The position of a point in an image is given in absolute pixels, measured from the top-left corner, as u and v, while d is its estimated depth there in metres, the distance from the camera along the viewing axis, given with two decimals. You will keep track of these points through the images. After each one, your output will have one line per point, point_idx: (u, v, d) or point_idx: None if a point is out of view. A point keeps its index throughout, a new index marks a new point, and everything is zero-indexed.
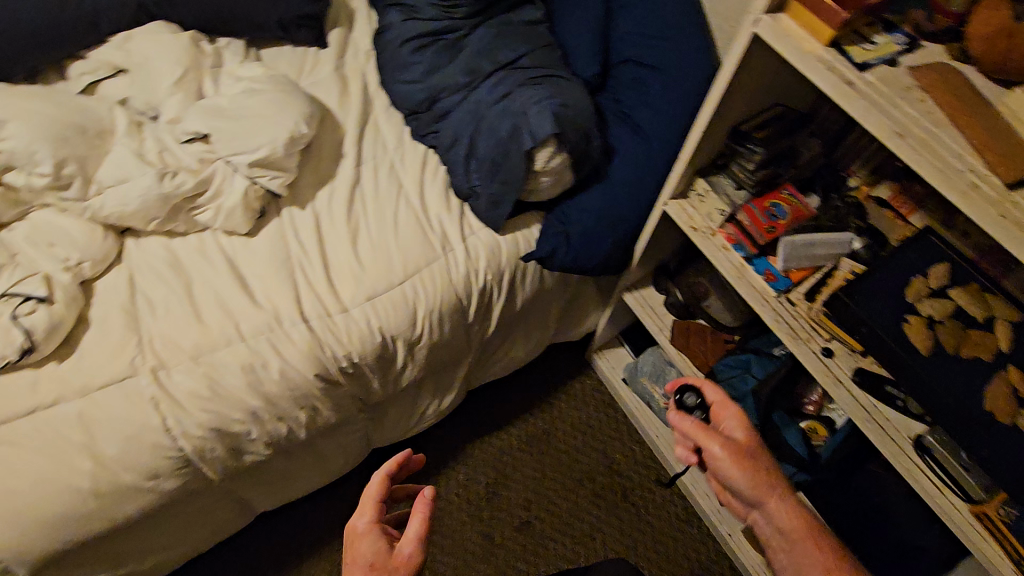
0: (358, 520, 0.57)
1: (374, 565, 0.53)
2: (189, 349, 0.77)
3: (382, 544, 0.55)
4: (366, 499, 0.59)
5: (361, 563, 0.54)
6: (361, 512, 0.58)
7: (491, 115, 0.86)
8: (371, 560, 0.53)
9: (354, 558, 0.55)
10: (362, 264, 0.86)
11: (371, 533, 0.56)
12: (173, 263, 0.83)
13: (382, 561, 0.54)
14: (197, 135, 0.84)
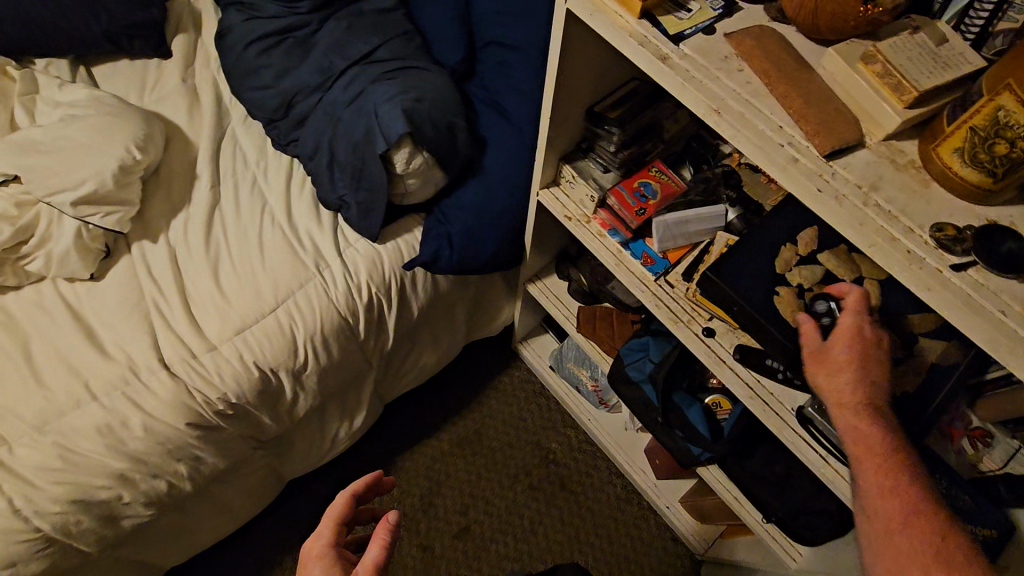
0: (315, 541, 0.56)
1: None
2: (32, 416, 0.69)
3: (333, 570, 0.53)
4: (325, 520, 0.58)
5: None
6: (320, 532, 0.57)
7: (346, 118, 0.80)
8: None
9: None
10: (227, 296, 0.79)
11: (322, 557, 0.54)
12: (7, 322, 0.74)
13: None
14: (9, 177, 0.75)
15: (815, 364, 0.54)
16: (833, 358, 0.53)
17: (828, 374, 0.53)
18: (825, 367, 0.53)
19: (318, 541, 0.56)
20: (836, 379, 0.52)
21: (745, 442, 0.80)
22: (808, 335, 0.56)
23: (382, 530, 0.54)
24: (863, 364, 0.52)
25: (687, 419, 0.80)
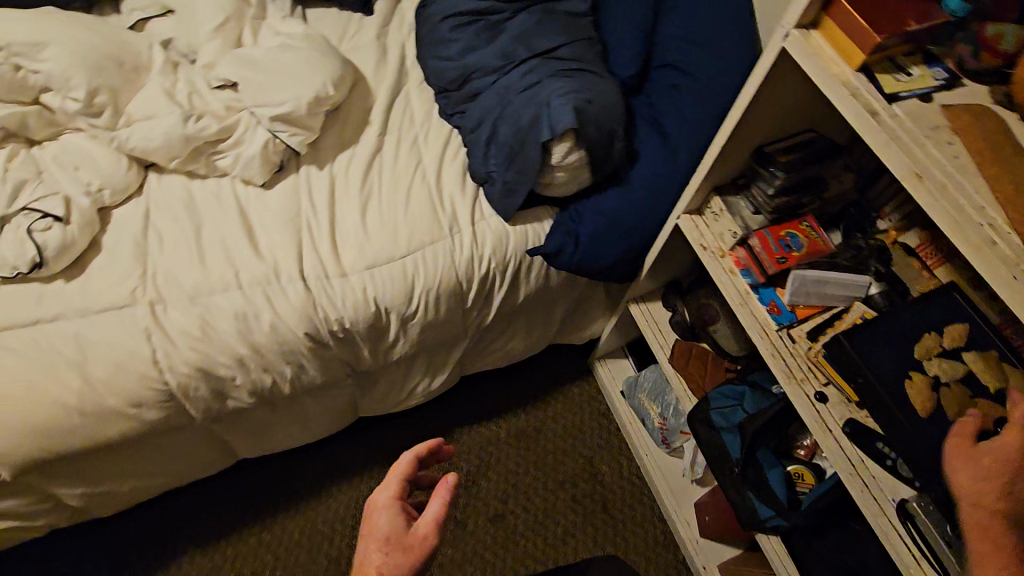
0: (381, 494, 0.59)
1: (388, 537, 0.54)
2: (188, 287, 0.79)
3: (400, 520, 0.56)
4: (391, 475, 0.60)
5: (377, 534, 0.55)
6: (387, 485, 0.59)
7: (517, 102, 0.84)
8: (385, 535, 0.54)
9: (370, 529, 0.56)
10: (368, 233, 0.86)
11: (390, 509, 0.57)
12: (189, 203, 0.86)
13: (396, 535, 0.55)
14: (227, 83, 0.86)
15: (961, 458, 0.51)
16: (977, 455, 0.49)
17: (970, 472, 0.49)
18: (966, 464, 0.50)
19: (383, 494, 0.59)
20: (980, 480, 0.48)
21: (817, 521, 0.77)
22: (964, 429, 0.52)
23: (442, 487, 0.57)
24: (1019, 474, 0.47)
25: (765, 479, 0.78)
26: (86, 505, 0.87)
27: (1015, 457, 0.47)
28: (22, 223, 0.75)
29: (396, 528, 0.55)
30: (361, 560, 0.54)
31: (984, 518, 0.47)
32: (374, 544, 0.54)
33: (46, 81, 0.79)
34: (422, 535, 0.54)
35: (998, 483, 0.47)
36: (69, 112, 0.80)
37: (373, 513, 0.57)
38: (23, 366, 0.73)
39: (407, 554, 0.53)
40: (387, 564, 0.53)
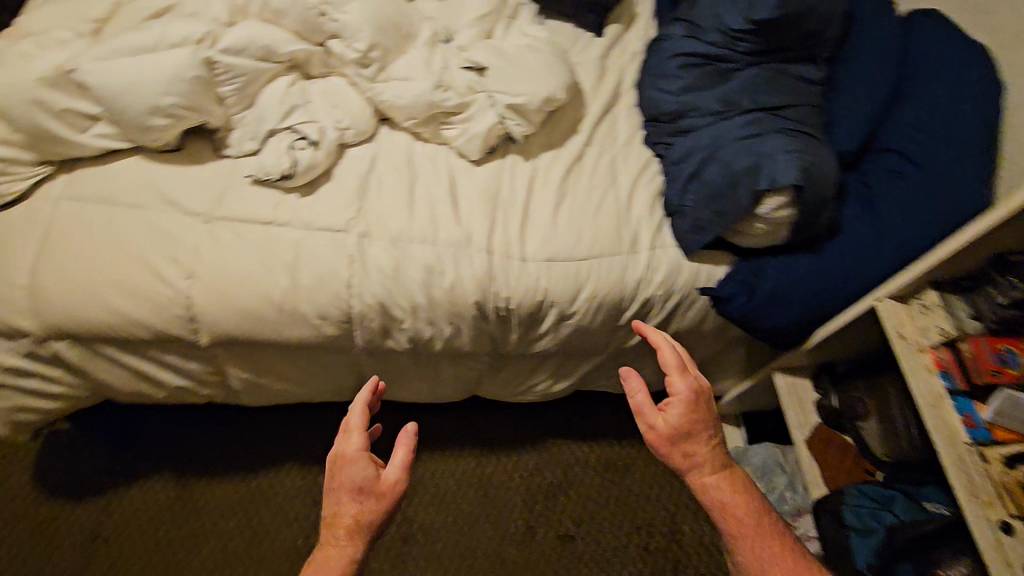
0: (347, 444, 0.68)
1: (360, 488, 0.66)
2: (392, 230, 0.88)
3: (367, 473, 0.67)
4: (353, 421, 0.70)
5: (348, 483, 0.67)
6: (351, 438, 0.68)
7: (733, 147, 0.86)
8: (355, 484, 0.66)
9: (342, 479, 0.67)
10: (554, 228, 0.91)
11: (359, 461, 0.67)
12: (409, 160, 0.95)
13: (365, 485, 0.66)
14: (475, 66, 0.95)
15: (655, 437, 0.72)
16: (679, 433, 0.71)
17: (684, 447, 0.72)
18: (676, 443, 0.72)
19: (349, 442, 0.68)
20: (694, 452, 0.72)
21: None
22: (651, 412, 0.72)
23: (404, 437, 0.68)
24: (701, 423, 0.72)
25: None
26: (241, 391, 0.99)
27: (701, 424, 0.72)
28: (287, 139, 0.89)
29: (364, 477, 0.67)
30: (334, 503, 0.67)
31: (708, 473, 0.72)
32: (347, 493, 0.66)
33: (339, 29, 0.92)
34: (392, 482, 0.67)
35: (699, 443, 0.72)
36: (345, 59, 0.93)
37: (341, 461, 0.67)
38: (251, 255, 0.85)
39: (378, 499, 0.66)
40: (366, 510, 0.66)
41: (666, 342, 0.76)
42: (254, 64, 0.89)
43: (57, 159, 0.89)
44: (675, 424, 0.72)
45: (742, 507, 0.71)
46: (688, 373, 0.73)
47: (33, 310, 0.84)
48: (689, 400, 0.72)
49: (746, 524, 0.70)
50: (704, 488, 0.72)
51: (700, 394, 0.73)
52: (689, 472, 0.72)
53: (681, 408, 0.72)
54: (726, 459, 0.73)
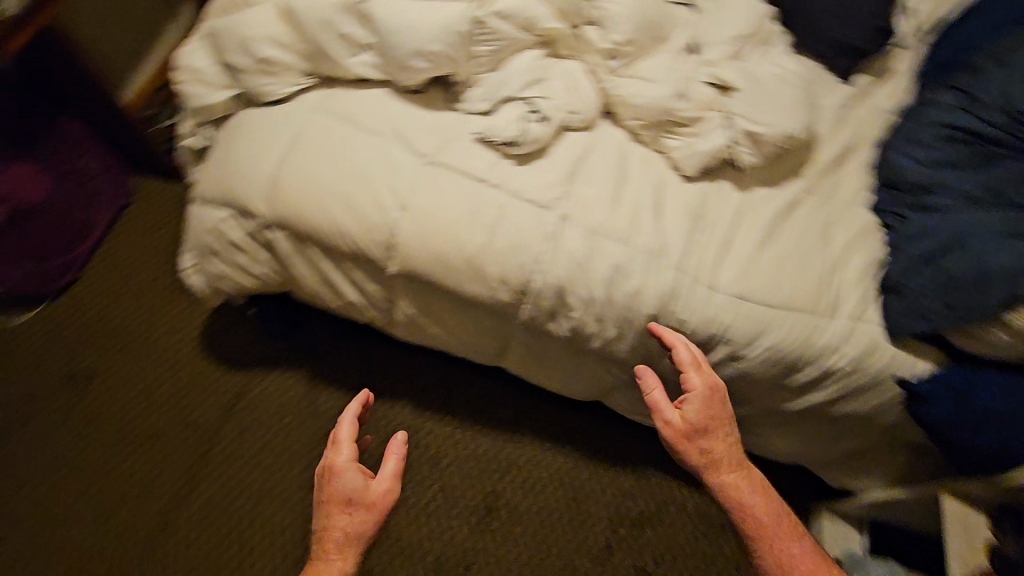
0: (336, 458, 0.85)
1: (350, 498, 0.83)
2: (591, 221, 0.89)
3: (357, 481, 0.84)
4: (344, 436, 0.88)
5: (339, 497, 0.83)
6: (341, 451, 0.86)
7: (989, 243, 0.78)
8: (346, 495, 0.83)
9: (335, 490, 0.84)
10: (753, 267, 0.87)
11: (349, 470, 0.85)
12: (623, 158, 0.95)
13: (355, 495, 0.83)
14: (719, 84, 0.92)
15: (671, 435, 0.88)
16: (693, 431, 0.87)
17: (697, 445, 0.87)
18: (692, 441, 0.87)
19: (341, 457, 0.86)
20: (708, 450, 0.87)
21: None
22: (667, 411, 0.87)
23: (392, 447, 0.86)
24: (715, 420, 0.87)
25: None
26: (400, 323, 1.06)
27: (710, 419, 0.86)
28: (520, 109, 0.92)
29: (354, 486, 0.84)
30: (328, 520, 0.82)
31: (719, 468, 0.86)
32: (337, 507, 0.83)
33: (601, 18, 0.93)
34: (381, 495, 0.84)
35: (713, 440, 0.86)
36: (597, 46, 0.94)
37: (335, 474, 0.84)
38: (459, 207, 0.90)
39: (365, 507, 0.83)
40: (354, 519, 0.83)
41: (681, 340, 0.86)
42: (514, 31, 0.92)
43: (323, 75, 1.00)
44: (688, 421, 0.87)
45: (753, 496, 0.86)
46: (701, 371, 0.86)
47: (270, 199, 0.97)
48: (702, 396, 0.85)
49: (756, 511, 0.85)
50: (716, 479, 0.86)
51: (717, 393, 0.86)
52: (703, 467, 0.87)
53: (694, 408, 0.86)
54: (737, 454, 0.88)
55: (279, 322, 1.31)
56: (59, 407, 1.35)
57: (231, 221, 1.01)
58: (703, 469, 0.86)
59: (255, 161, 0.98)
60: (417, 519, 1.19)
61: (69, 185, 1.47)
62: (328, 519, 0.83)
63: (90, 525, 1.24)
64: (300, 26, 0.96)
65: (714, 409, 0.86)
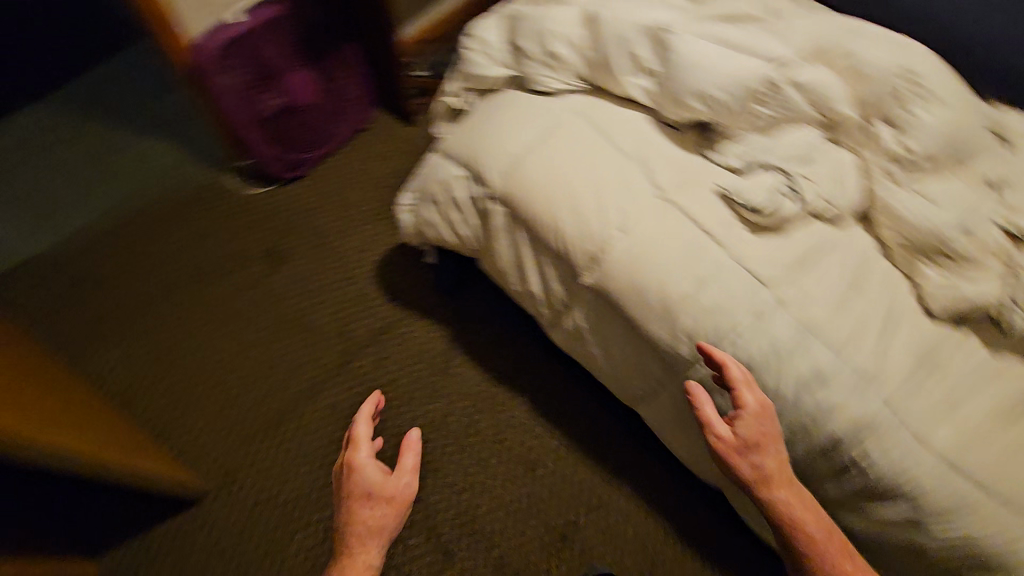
0: (357, 454, 1.00)
1: (370, 493, 0.97)
2: (807, 318, 0.84)
3: (376, 475, 0.99)
4: (359, 438, 1.02)
5: (361, 491, 0.97)
6: (360, 450, 1.00)
7: None
8: (367, 490, 0.97)
9: (359, 483, 0.98)
10: (971, 434, 0.80)
11: (371, 464, 1.00)
12: (863, 267, 0.88)
13: (375, 489, 0.98)
14: (1012, 234, 0.83)
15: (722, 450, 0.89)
16: (742, 448, 0.87)
17: (747, 462, 0.88)
18: (741, 458, 0.88)
19: (358, 456, 1.00)
20: (757, 468, 0.87)
21: None
22: (717, 426, 0.89)
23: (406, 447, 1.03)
24: (764, 439, 0.86)
25: None
26: (565, 330, 1.09)
27: (760, 439, 0.86)
28: (776, 181, 0.89)
29: (375, 481, 0.98)
30: (354, 516, 0.95)
31: (770, 484, 0.87)
32: (359, 501, 0.97)
33: (903, 121, 0.87)
34: (400, 490, 1.00)
35: (764, 458, 0.87)
36: (885, 148, 0.88)
37: (356, 471, 0.98)
38: (676, 251, 0.90)
39: (387, 499, 0.98)
40: (377, 511, 0.97)
41: (732, 358, 0.86)
42: (804, 105, 0.91)
43: (597, 84, 1.04)
44: (738, 441, 0.87)
45: (801, 512, 0.87)
46: (752, 388, 0.85)
47: (505, 176, 1.03)
48: (755, 415, 0.85)
49: (806, 528, 0.86)
50: (767, 494, 0.88)
51: (764, 412, 0.85)
52: (754, 482, 0.88)
53: (742, 424, 0.86)
54: (787, 469, 0.88)
55: (450, 279, 1.42)
56: (256, 276, 1.57)
57: (463, 183, 1.10)
58: (754, 485, 0.88)
59: (506, 139, 1.04)
60: (495, 509, 1.27)
61: (332, 98, 1.70)
62: (355, 514, 0.96)
63: (241, 383, 1.42)
64: (598, 36, 1.02)
65: (761, 423, 0.86)
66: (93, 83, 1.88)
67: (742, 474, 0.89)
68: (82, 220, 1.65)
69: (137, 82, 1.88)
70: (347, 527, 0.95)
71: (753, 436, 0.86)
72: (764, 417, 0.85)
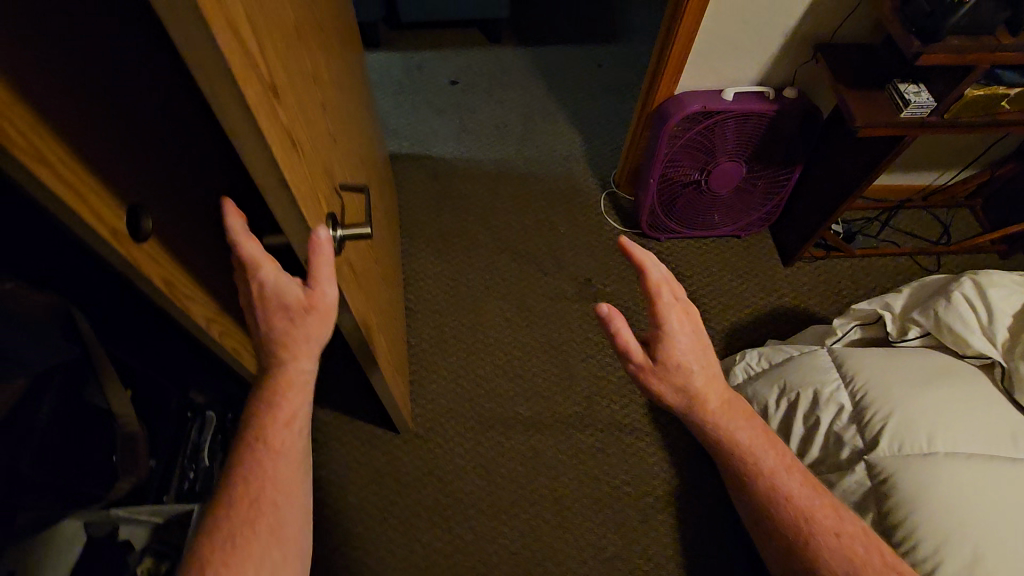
0: (258, 271, 0.65)
1: (289, 305, 0.66)
2: None
3: (288, 286, 0.66)
4: (250, 253, 0.64)
5: (275, 305, 0.67)
6: (260, 265, 0.65)
7: None
8: (284, 305, 0.66)
9: (271, 298, 0.66)
10: None
11: (274, 272, 0.65)
12: None
13: (291, 302, 0.66)
14: None
15: (645, 381, 0.76)
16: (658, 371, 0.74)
17: (664, 386, 0.75)
18: (659, 383, 0.75)
19: (260, 273, 0.65)
20: (672, 390, 0.75)
21: None
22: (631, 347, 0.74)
23: (315, 249, 0.63)
24: (683, 356, 0.73)
25: None
26: None
27: (688, 357, 0.74)
28: None
29: (292, 297, 0.66)
30: (279, 335, 0.68)
31: (704, 407, 0.75)
32: (277, 314, 0.67)
33: None
34: (331, 298, 0.67)
35: (686, 376, 0.74)
36: None
37: (263, 288, 0.66)
38: None
39: (312, 312, 0.67)
40: (303, 324, 0.68)
41: (655, 263, 0.71)
42: None
43: None
44: (664, 364, 0.74)
45: (741, 434, 0.75)
46: (674, 291, 0.73)
47: (907, 457, 0.82)
48: (679, 337, 0.73)
49: (749, 449, 0.75)
50: (700, 421, 0.76)
51: (683, 321, 0.73)
52: (681, 407, 0.76)
53: (662, 338, 0.73)
54: (718, 383, 0.76)
55: None
56: (561, 292, 1.61)
57: (840, 414, 0.92)
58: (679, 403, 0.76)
59: (938, 419, 0.83)
60: None
61: (739, 198, 1.62)
62: (278, 329, 0.68)
63: (489, 369, 1.48)
64: None
65: (685, 333, 0.73)
66: (565, 60, 2.13)
67: (663, 401, 0.77)
68: (483, 153, 1.88)
69: (593, 78, 2.08)
70: (275, 344, 0.69)
71: (684, 354, 0.73)
72: (683, 324, 0.73)
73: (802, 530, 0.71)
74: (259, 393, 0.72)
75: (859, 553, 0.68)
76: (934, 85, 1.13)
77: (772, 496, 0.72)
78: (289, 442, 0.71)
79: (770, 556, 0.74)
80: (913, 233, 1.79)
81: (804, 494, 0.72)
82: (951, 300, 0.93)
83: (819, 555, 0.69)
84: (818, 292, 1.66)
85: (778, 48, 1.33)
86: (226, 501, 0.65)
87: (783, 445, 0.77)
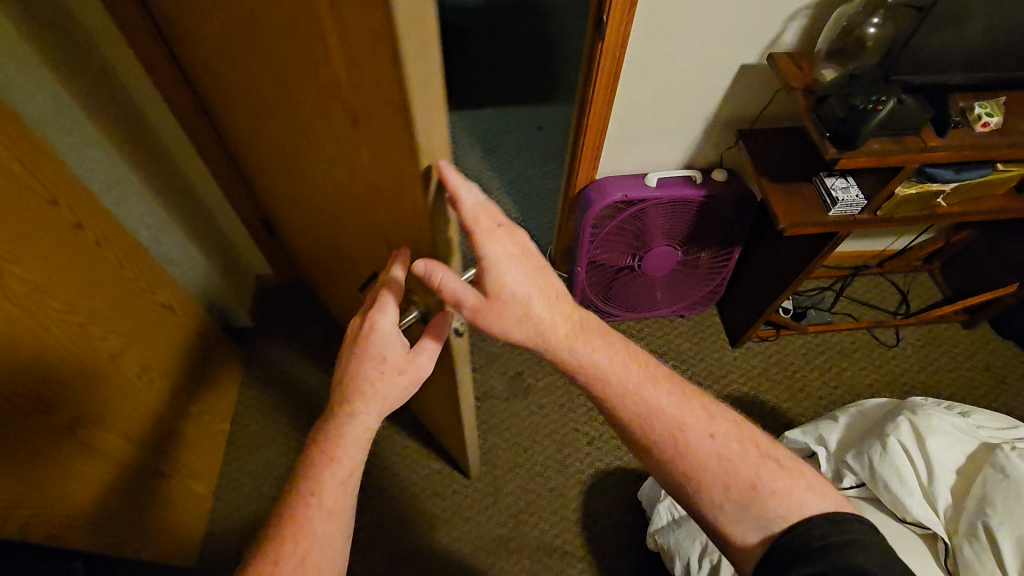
0: (381, 318, 0.71)
1: (385, 359, 0.72)
2: None
3: (398, 346, 0.73)
4: (386, 298, 0.71)
5: (374, 354, 0.71)
6: (386, 314, 0.72)
7: None
8: (383, 356, 0.71)
9: (378, 352, 0.72)
10: None
11: (394, 329, 0.73)
12: None
13: (391, 357, 0.72)
14: None
15: (484, 323, 0.69)
16: (490, 309, 0.67)
17: (495, 322, 0.69)
18: (491, 320, 0.68)
19: (381, 318, 0.71)
20: (506, 323, 0.69)
21: None
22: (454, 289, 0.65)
23: (435, 327, 0.76)
24: (509, 280, 0.66)
25: None
26: None
27: (522, 285, 0.67)
28: None
29: (396, 352, 0.72)
30: (363, 383, 0.71)
31: (549, 335, 0.71)
32: (372, 362, 0.71)
33: None
34: (421, 366, 0.75)
35: (518, 305, 0.68)
36: None
37: (375, 333, 0.71)
38: None
39: (404, 374, 0.73)
40: (389, 383, 0.72)
41: (470, 189, 0.58)
42: None
43: None
44: (495, 297, 0.67)
45: (594, 355, 0.74)
46: (493, 216, 0.62)
47: None
48: (511, 261, 0.66)
49: (604, 371, 0.74)
50: (551, 351, 0.73)
51: (506, 237, 0.65)
52: (526, 339, 0.72)
53: (488, 268, 0.65)
54: (562, 302, 0.72)
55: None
56: (488, 389, 1.47)
57: None
58: (520, 334, 0.71)
59: None
60: None
61: (678, 279, 1.49)
62: (364, 379, 0.71)
63: (408, 486, 1.34)
64: None
65: (511, 252, 0.65)
66: (502, 123, 2.03)
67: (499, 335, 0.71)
68: None
69: (530, 142, 1.98)
70: (356, 387, 0.71)
71: (513, 279, 0.66)
72: (508, 243, 0.65)
73: (677, 437, 0.72)
74: (321, 431, 0.72)
75: (731, 448, 0.72)
76: (862, 181, 1.03)
77: (644, 412, 0.73)
78: (339, 502, 0.70)
79: (661, 477, 0.75)
80: (870, 303, 1.67)
81: (671, 401, 0.74)
82: (887, 450, 0.79)
83: (699, 456, 0.71)
84: (768, 377, 1.53)
85: (698, 132, 1.22)
86: (269, 562, 0.64)
87: (644, 357, 0.77)
